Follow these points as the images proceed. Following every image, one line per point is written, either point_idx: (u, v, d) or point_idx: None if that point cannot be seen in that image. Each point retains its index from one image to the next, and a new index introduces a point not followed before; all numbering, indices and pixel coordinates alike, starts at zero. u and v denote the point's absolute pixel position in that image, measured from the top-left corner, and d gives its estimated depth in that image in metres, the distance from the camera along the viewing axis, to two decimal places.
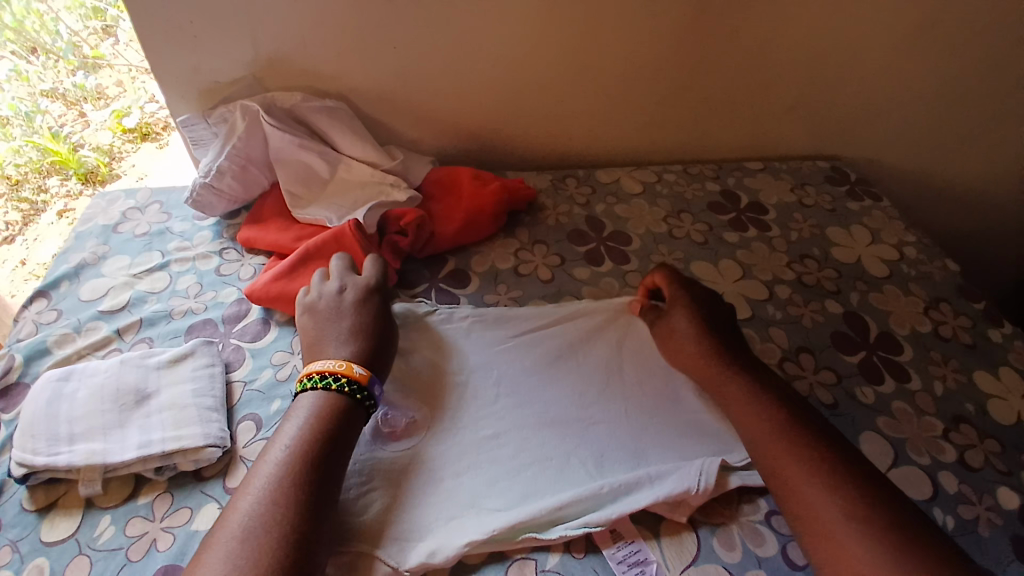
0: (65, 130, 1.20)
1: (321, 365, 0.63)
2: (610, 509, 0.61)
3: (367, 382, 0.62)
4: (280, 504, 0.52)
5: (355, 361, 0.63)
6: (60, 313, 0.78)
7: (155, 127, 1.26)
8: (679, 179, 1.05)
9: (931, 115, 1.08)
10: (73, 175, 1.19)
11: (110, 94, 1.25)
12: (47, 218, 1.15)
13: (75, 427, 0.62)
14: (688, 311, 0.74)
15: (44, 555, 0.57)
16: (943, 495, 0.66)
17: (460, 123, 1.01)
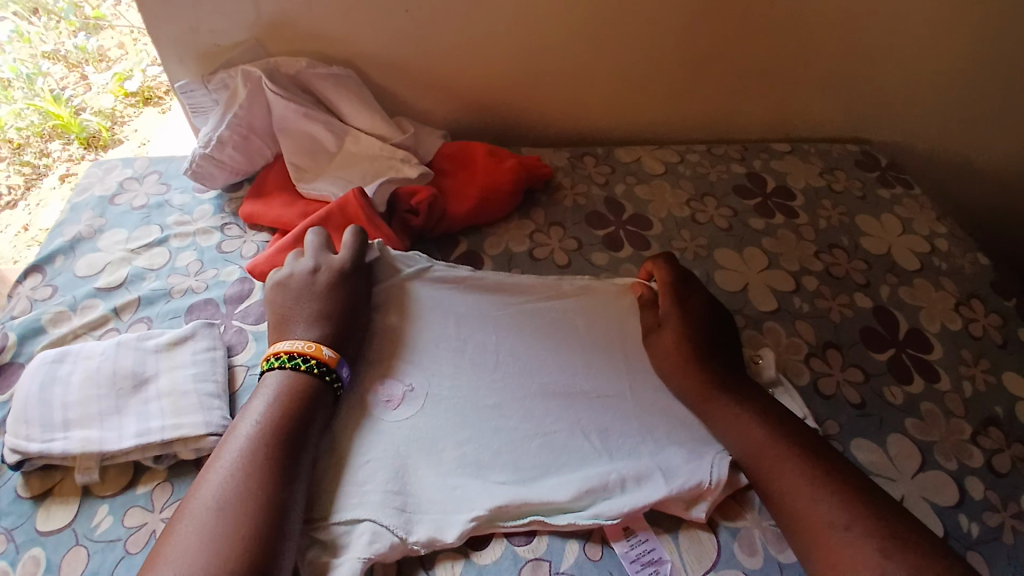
0: (66, 94, 1.15)
1: (286, 346, 0.61)
2: (623, 501, 0.57)
3: (336, 364, 0.61)
4: (252, 475, 0.51)
5: (325, 343, 0.62)
6: (54, 290, 0.75)
7: (157, 91, 1.21)
8: (703, 160, 1.00)
9: (971, 98, 1.02)
10: (75, 139, 1.15)
11: (112, 56, 1.21)
12: (50, 183, 1.11)
13: (70, 412, 0.59)
14: (682, 316, 0.69)
15: (40, 546, 0.55)
16: (969, 501, 0.64)
17: (474, 94, 0.96)
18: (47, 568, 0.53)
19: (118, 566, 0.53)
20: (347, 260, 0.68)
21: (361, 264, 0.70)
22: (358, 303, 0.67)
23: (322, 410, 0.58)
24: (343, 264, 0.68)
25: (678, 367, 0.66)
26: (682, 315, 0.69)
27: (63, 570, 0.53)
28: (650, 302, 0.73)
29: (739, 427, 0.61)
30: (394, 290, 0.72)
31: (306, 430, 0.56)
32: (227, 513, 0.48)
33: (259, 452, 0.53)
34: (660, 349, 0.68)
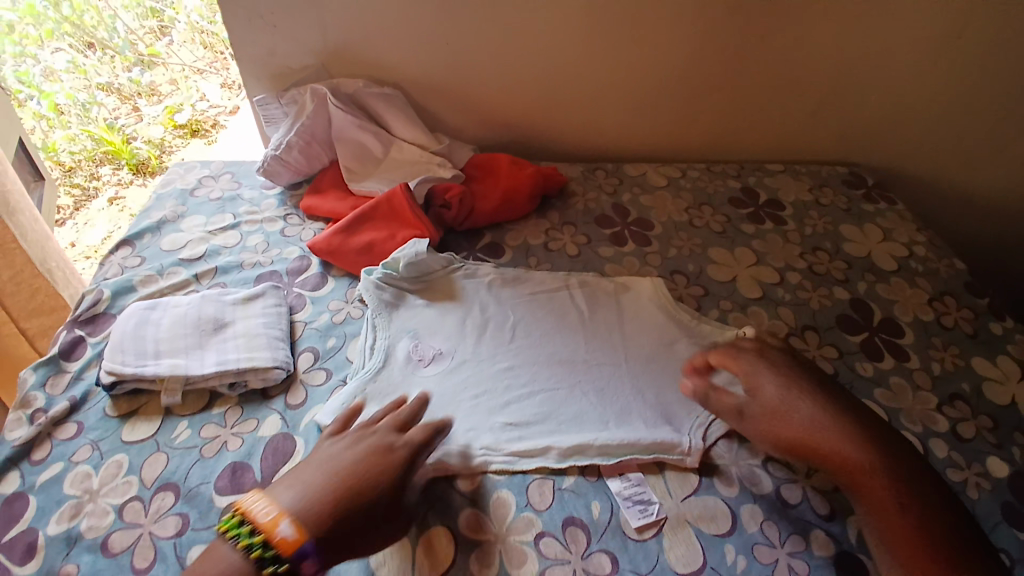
0: (120, 123, 1.67)
1: (256, 506, 0.52)
2: (616, 451, 0.65)
3: (290, 549, 0.49)
4: None
5: (287, 515, 0.51)
6: (143, 260, 0.90)
7: (203, 125, 1.73)
8: (702, 176, 1.12)
9: (948, 127, 1.13)
10: (125, 164, 1.63)
11: (162, 91, 1.73)
12: (97, 204, 1.59)
13: (161, 344, 0.72)
14: (794, 382, 0.62)
15: (123, 452, 0.66)
16: (933, 458, 0.69)
17: (501, 114, 1.11)
18: (129, 469, 0.64)
19: (194, 465, 0.64)
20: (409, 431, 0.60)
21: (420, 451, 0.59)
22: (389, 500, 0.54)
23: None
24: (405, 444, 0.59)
25: (788, 435, 0.59)
26: (782, 374, 0.63)
27: (142, 471, 0.64)
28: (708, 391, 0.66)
29: (864, 483, 0.54)
30: (432, 284, 0.84)
31: None
32: None
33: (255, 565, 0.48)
34: (777, 419, 0.60)
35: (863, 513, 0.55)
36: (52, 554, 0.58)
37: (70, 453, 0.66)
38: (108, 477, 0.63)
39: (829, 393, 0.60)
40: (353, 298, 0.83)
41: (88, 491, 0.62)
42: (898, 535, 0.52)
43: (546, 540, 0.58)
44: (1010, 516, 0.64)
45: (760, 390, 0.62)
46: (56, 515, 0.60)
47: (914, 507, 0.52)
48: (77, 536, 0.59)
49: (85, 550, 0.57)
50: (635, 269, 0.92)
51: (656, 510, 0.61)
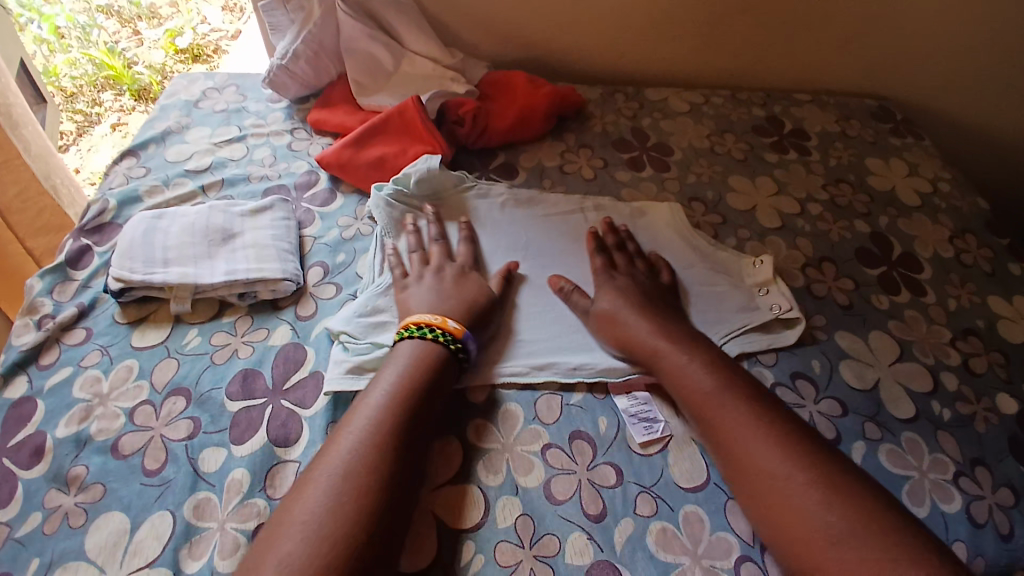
0: (121, 48, 1.60)
1: (421, 316, 0.63)
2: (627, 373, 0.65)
3: (461, 334, 0.62)
4: (381, 444, 0.51)
5: (449, 317, 0.63)
6: (148, 170, 0.88)
7: (205, 49, 1.64)
8: (726, 103, 1.07)
9: (992, 60, 1.06)
10: (127, 90, 1.57)
11: (163, 15, 1.67)
12: (100, 130, 1.55)
13: (169, 253, 0.71)
14: (630, 297, 0.68)
15: (133, 358, 0.66)
16: (941, 390, 0.69)
17: (518, 29, 1.06)
18: (140, 374, 0.64)
19: (205, 371, 0.64)
20: (468, 259, 0.72)
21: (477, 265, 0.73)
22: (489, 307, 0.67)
23: (451, 365, 0.60)
24: (490, 284, 0.70)
25: (617, 337, 0.65)
26: (618, 291, 0.69)
27: (153, 376, 0.64)
28: (571, 290, 0.71)
29: (683, 383, 0.60)
30: (450, 200, 0.81)
31: (430, 399, 0.57)
32: (359, 471, 0.49)
33: (426, 358, 0.59)
34: (607, 324, 0.66)
35: (682, 409, 0.60)
36: (62, 454, 0.58)
37: (79, 358, 0.67)
38: (120, 381, 0.64)
39: (658, 312, 0.67)
40: (362, 214, 0.81)
41: (98, 394, 0.63)
42: (716, 425, 0.57)
43: (553, 451, 0.59)
44: (1014, 449, 0.65)
45: (599, 301, 0.69)
46: (68, 417, 0.61)
47: (735, 401, 0.57)
48: (87, 438, 0.59)
49: (94, 453, 0.58)
50: (652, 194, 0.89)
51: (660, 428, 0.61)
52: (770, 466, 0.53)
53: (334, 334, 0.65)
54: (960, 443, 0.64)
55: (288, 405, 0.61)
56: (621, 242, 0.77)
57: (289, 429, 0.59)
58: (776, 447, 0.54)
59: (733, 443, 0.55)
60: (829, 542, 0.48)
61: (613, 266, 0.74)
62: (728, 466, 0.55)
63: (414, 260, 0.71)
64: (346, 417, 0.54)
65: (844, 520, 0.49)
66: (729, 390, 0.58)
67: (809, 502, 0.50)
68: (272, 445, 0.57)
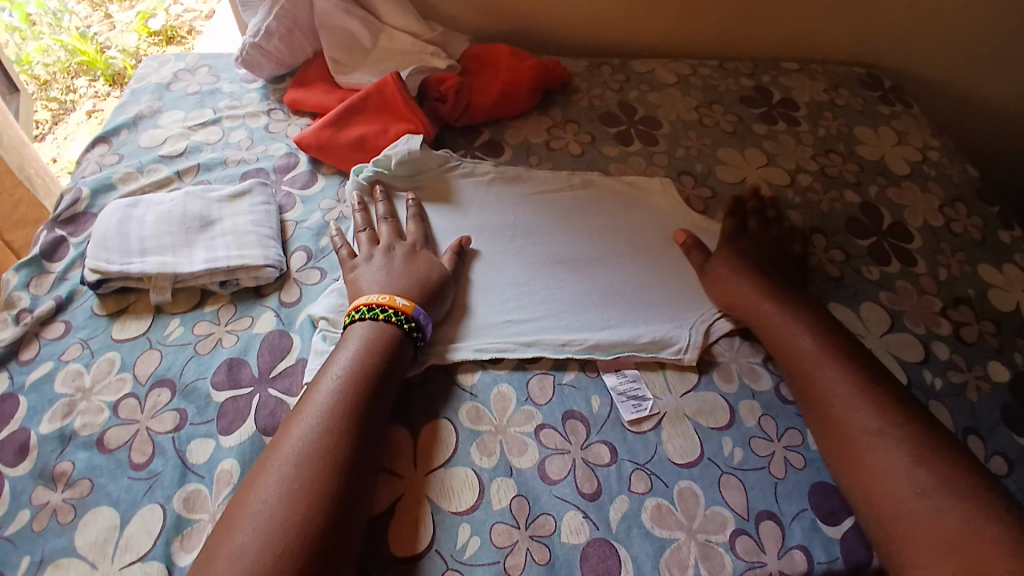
0: (93, 33, 1.54)
1: (371, 297, 0.60)
2: (617, 348, 0.64)
3: (412, 311, 0.59)
4: (333, 431, 0.50)
5: (397, 295, 0.61)
6: (121, 157, 0.85)
7: (179, 32, 1.58)
8: (714, 73, 1.05)
9: (979, 24, 1.04)
10: (100, 76, 1.52)
11: None
12: (75, 117, 1.49)
13: (146, 242, 0.69)
14: (739, 255, 0.71)
15: (114, 351, 0.64)
16: (933, 360, 0.69)
17: (499, 0, 1.02)
18: (122, 366, 0.63)
19: (188, 363, 0.62)
20: (419, 236, 0.70)
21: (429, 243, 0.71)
22: (443, 285, 0.65)
23: (407, 345, 0.59)
24: (441, 262, 0.68)
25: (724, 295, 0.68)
26: (731, 250, 0.72)
27: (136, 369, 0.62)
28: (691, 246, 0.74)
29: (788, 341, 0.63)
30: (437, 178, 0.79)
31: (384, 383, 0.55)
32: (311, 461, 0.48)
33: (379, 341, 0.57)
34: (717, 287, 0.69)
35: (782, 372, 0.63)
36: (47, 451, 0.57)
37: (59, 352, 0.65)
38: (101, 375, 0.62)
39: (767, 271, 0.70)
40: (344, 197, 0.78)
41: (81, 389, 0.61)
42: (817, 380, 0.59)
43: (546, 431, 0.58)
44: (1007, 416, 0.65)
45: (711, 259, 0.72)
46: (50, 413, 0.59)
47: (840, 360, 0.59)
48: (71, 433, 0.58)
49: (79, 448, 0.57)
50: (641, 168, 0.87)
51: (651, 405, 0.61)
52: (862, 423, 0.55)
53: (316, 320, 0.64)
54: (953, 413, 0.65)
55: (274, 395, 0.59)
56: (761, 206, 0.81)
57: (277, 418, 0.57)
58: (874, 406, 0.56)
59: (828, 400, 0.58)
60: (917, 494, 0.50)
61: (742, 227, 0.77)
62: (820, 420, 0.57)
63: (368, 241, 0.68)
64: (298, 406, 0.53)
65: (933, 476, 0.51)
66: (829, 352, 0.60)
67: (904, 459, 0.52)
68: (260, 435, 0.56)
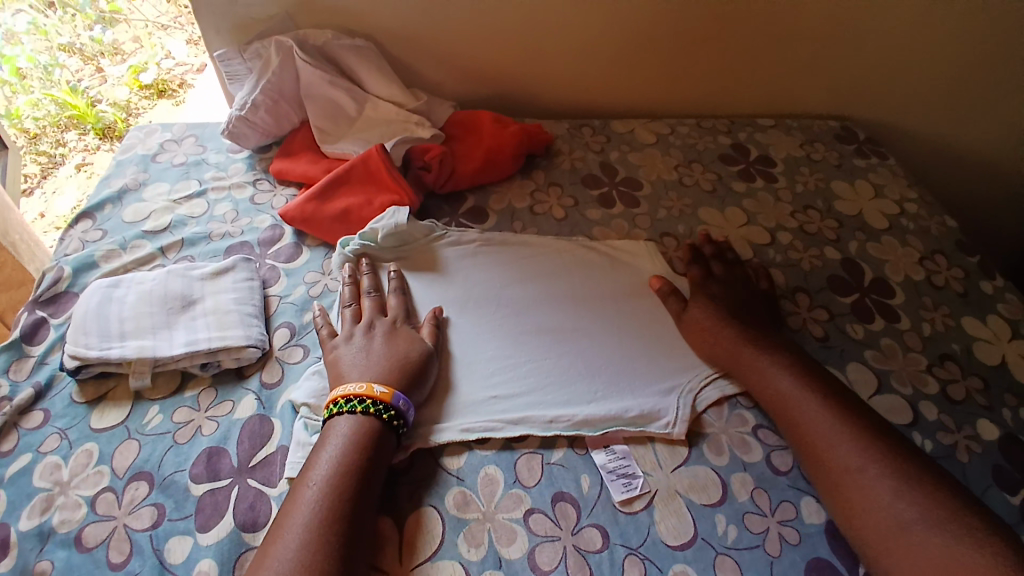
0: (83, 86, 1.50)
1: (348, 388, 0.59)
2: (605, 425, 0.63)
3: (391, 399, 0.59)
4: (318, 543, 0.49)
5: (375, 381, 0.60)
6: (104, 233, 0.84)
7: (170, 84, 1.55)
8: (692, 132, 1.08)
9: (948, 82, 1.08)
10: (90, 128, 1.48)
11: (126, 50, 1.55)
12: (65, 171, 1.46)
13: (126, 324, 0.68)
14: (718, 305, 0.73)
15: (92, 441, 0.63)
16: (923, 422, 0.69)
17: (482, 66, 1.05)
18: (100, 458, 0.61)
19: (167, 453, 0.61)
20: (400, 312, 0.70)
21: (410, 319, 0.71)
22: (426, 363, 0.64)
23: (388, 437, 0.57)
24: (421, 336, 0.68)
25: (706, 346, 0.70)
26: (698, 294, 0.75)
27: (114, 460, 0.61)
28: (666, 292, 0.76)
29: (762, 382, 0.65)
30: (426, 249, 0.80)
31: (368, 484, 0.54)
32: None
33: (362, 437, 0.56)
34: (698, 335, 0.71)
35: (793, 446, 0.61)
36: (26, 549, 0.55)
37: (37, 443, 0.63)
38: (79, 468, 0.60)
39: (736, 312, 0.72)
40: (329, 269, 0.78)
41: (60, 482, 0.59)
42: (793, 416, 0.62)
43: (536, 516, 0.57)
44: (999, 478, 0.65)
45: (686, 304, 0.74)
46: (29, 508, 0.58)
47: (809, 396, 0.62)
48: (50, 530, 0.56)
49: (59, 545, 0.55)
50: (624, 231, 0.88)
51: (640, 486, 0.60)
52: (894, 511, 0.53)
53: (297, 406, 0.63)
54: (947, 476, 0.64)
55: (254, 485, 0.58)
56: (715, 253, 0.83)
57: (256, 512, 0.56)
58: (855, 448, 0.57)
59: (845, 487, 0.56)
60: (902, 529, 0.52)
61: (701, 274, 0.79)
62: (810, 462, 0.59)
63: (350, 320, 0.68)
64: (280, 515, 0.52)
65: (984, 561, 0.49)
66: (833, 422, 0.59)
67: (944, 540, 0.50)
68: (239, 531, 0.55)
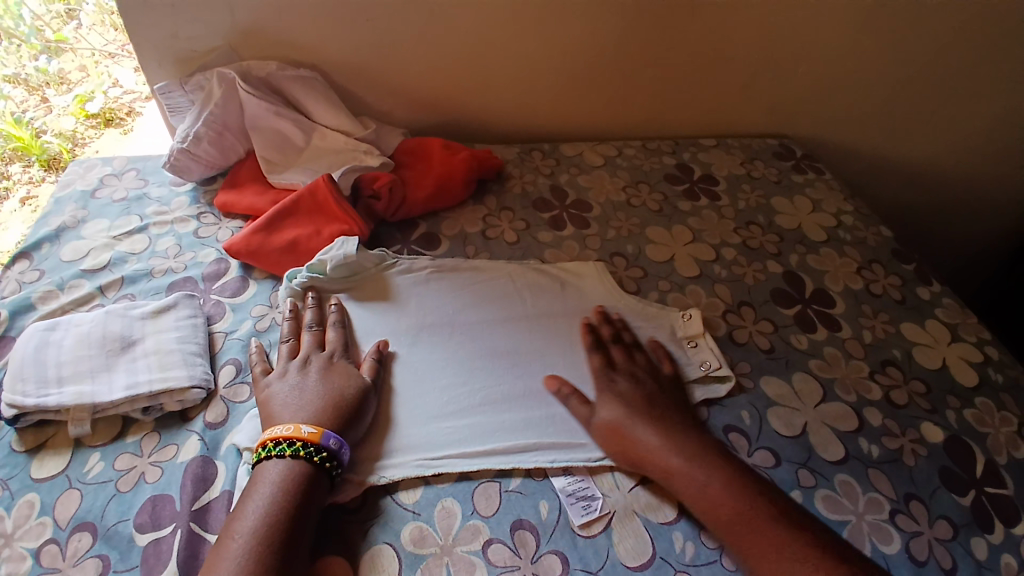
0: (27, 116, 1.25)
1: (275, 431, 0.58)
2: (561, 453, 0.64)
3: (320, 439, 0.57)
4: None
5: (304, 422, 0.59)
6: (41, 273, 0.81)
7: (119, 113, 1.34)
8: (638, 154, 1.11)
9: (874, 101, 1.15)
10: (35, 161, 1.23)
11: (73, 79, 1.31)
12: (8, 206, 1.18)
13: (63, 369, 0.65)
14: (634, 406, 0.65)
15: (33, 492, 0.59)
16: (868, 428, 0.72)
17: (430, 94, 1.06)
18: (42, 509, 0.58)
19: (109, 502, 0.58)
20: (337, 347, 0.69)
21: (348, 352, 0.70)
22: (364, 398, 0.64)
23: (321, 481, 0.56)
24: (360, 372, 0.67)
25: (626, 453, 0.62)
26: (617, 400, 0.66)
27: (56, 511, 0.58)
28: (569, 393, 0.68)
29: (706, 505, 0.57)
30: (377, 279, 0.79)
31: (298, 529, 0.53)
32: None
33: (291, 481, 0.55)
34: (613, 442, 0.63)
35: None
36: None
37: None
38: (21, 519, 0.57)
39: (664, 419, 0.64)
40: (276, 302, 0.77)
41: (2, 534, 0.56)
42: (746, 545, 0.55)
43: (494, 547, 0.56)
44: (945, 479, 0.67)
45: (601, 411, 0.66)
46: None
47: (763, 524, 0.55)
48: None
49: None
50: (576, 253, 0.90)
51: (598, 508, 0.60)
52: None
53: (242, 449, 0.61)
54: (893, 481, 0.67)
55: (198, 530, 0.56)
56: (617, 333, 0.75)
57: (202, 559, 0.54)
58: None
59: None
60: None
61: (611, 363, 0.71)
62: None
63: (286, 357, 0.67)
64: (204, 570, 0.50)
65: None
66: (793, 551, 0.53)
67: None
68: None
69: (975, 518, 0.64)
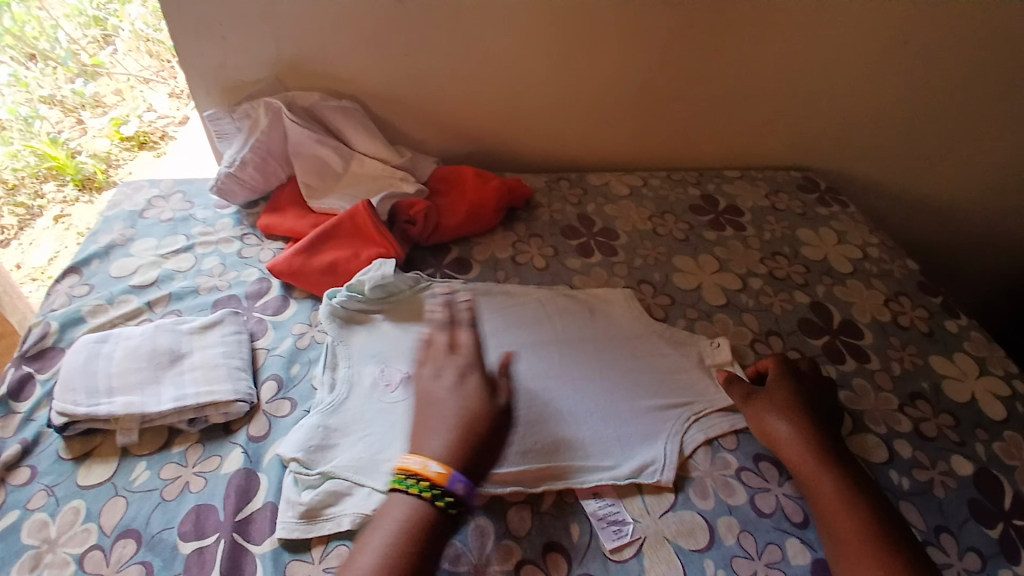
0: (63, 137, 1.31)
1: (407, 462, 0.57)
2: (593, 477, 0.64)
3: (447, 482, 0.55)
4: None
5: (434, 458, 0.57)
6: (91, 288, 0.85)
7: (152, 136, 1.40)
8: (663, 184, 1.14)
9: (895, 135, 1.16)
10: (69, 180, 1.30)
11: (108, 102, 1.39)
12: (43, 222, 1.28)
13: (114, 381, 0.68)
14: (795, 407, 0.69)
15: (80, 498, 0.61)
16: (898, 460, 0.72)
17: (462, 124, 1.10)
18: (87, 516, 0.60)
19: (154, 511, 0.60)
20: None
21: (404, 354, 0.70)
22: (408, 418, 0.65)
23: (445, 527, 0.54)
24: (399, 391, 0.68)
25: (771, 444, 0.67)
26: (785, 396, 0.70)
27: (102, 518, 0.60)
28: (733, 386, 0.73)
29: (836, 513, 0.60)
30: (413, 300, 0.81)
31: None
32: None
33: (420, 523, 0.53)
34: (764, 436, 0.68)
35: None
36: None
37: (24, 500, 0.62)
38: (66, 525, 0.59)
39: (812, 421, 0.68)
40: (316, 320, 0.80)
41: (48, 539, 0.58)
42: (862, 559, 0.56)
43: (528, 568, 0.58)
44: (975, 512, 0.67)
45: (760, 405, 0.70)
46: (18, 567, 0.56)
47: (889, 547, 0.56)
48: None
49: None
50: (603, 280, 0.92)
51: (629, 533, 0.61)
52: None
53: (286, 461, 0.63)
54: (923, 511, 0.67)
55: (240, 541, 0.57)
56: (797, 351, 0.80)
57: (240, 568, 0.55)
58: None
59: None
60: None
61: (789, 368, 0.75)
62: None
63: None
64: None
65: None
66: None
67: None
68: None
69: (1003, 550, 0.64)
